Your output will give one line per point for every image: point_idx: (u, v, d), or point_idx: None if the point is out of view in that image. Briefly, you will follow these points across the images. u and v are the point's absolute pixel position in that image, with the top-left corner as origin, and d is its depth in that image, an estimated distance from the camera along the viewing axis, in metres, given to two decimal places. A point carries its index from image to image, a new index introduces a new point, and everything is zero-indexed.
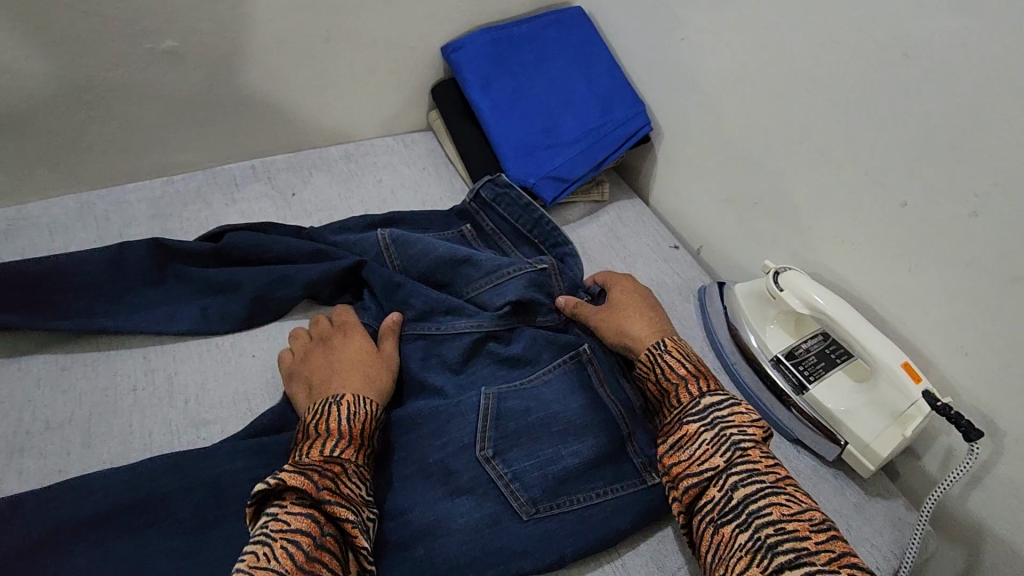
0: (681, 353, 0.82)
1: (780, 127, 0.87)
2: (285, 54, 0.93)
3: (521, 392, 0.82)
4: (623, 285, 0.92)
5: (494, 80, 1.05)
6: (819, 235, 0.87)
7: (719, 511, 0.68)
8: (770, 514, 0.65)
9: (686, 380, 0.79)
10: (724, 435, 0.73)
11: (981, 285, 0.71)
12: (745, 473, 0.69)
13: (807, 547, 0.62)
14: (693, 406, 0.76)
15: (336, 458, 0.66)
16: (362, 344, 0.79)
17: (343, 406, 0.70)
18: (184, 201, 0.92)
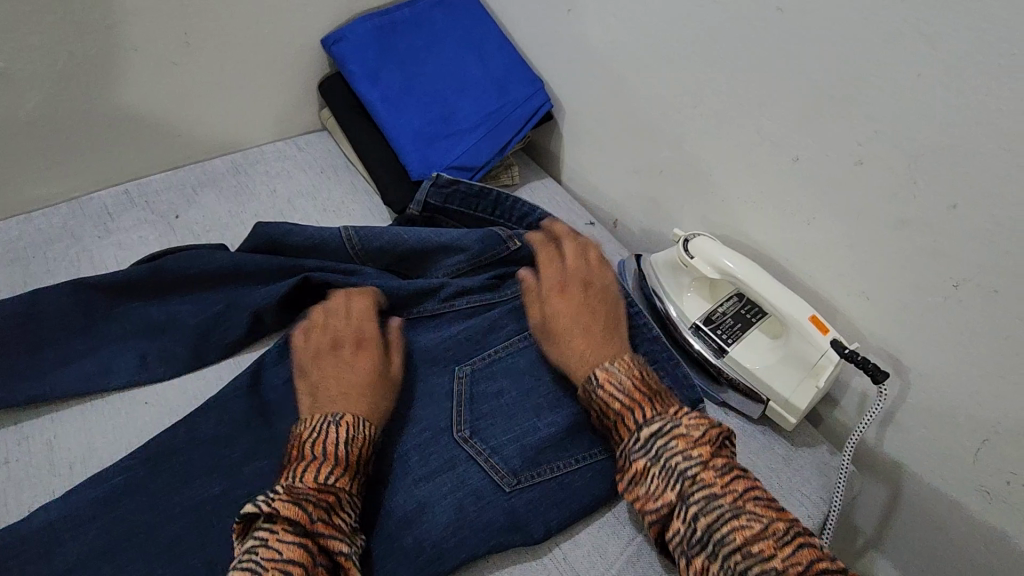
0: (614, 384, 0.68)
1: (667, 83, 0.82)
2: (140, 63, 0.87)
3: (493, 369, 0.77)
4: (568, 286, 0.79)
5: (381, 69, 0.98)
6: (722, 196, 0.82)
7: (686, 542, 0.58)
8: (734, 540, 0.56)
9: (625, 412, 0.66)
10: (670, 466, 0.61)
11: (871, 225, 0.67)
12: (704, 500, 0.58)
13: (777, 565, 0.54)
14: (632, 441, 0.64)
15: (331, 488, 0.58)
16: (354, 354, 0.73)
17: (339, 430, 0.63)
18: (50, 239, 0.88)
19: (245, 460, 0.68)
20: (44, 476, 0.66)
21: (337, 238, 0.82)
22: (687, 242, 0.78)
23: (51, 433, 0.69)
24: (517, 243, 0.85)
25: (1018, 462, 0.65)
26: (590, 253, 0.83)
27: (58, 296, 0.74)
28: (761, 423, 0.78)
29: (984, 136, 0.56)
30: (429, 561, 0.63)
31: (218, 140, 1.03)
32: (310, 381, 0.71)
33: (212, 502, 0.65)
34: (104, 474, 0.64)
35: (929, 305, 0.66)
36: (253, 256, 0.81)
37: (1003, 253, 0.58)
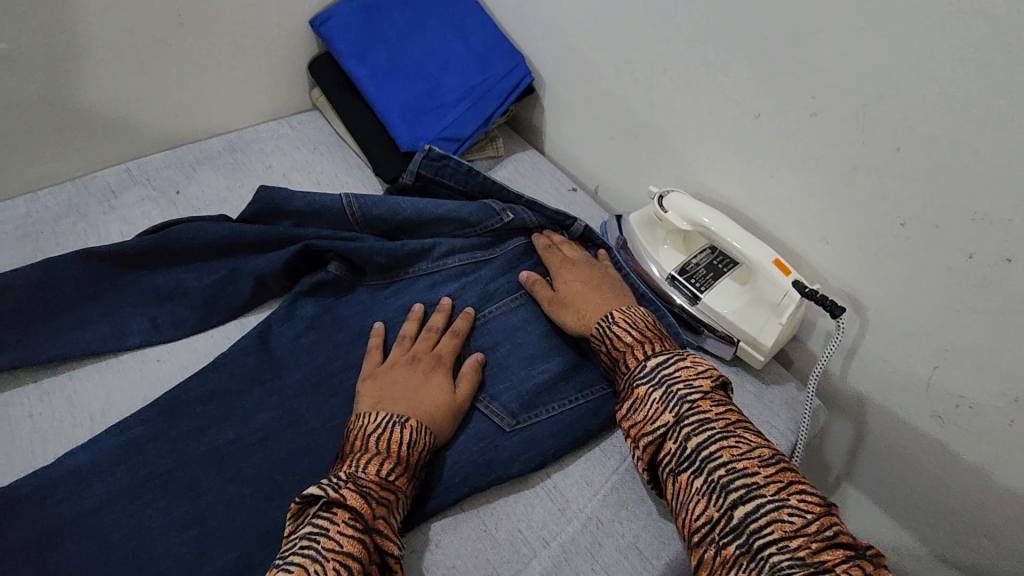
0: (629, 321, 0.74)
1: (639, 52, 0.87)
2: (136, 45, 0.92)
3: (488, 328, 0.82)
4: (573, 265, 0.84)
5: (369, 48, 1.02)
6: (693, 157, 0.87)
7: (677, 459, 0.64)
8: (721, 456, 0.62)
9: (636, 344, 0.72)
10: (670, 390, 0.67)
11: (828, 174, 0.73)
12: (696, 423, 0.64)
13: (756, 481, 0.59)
14: (639, 367, 0.70)
15: (391, 484, 0.62)
16: (431, 369, 0.73)
17: (406, 431, 0.65)
18: (57, 216, 0.92)
19: (256, 409, 0.73)
20: (68, 428, 0.71)
21: (336, 206, 0.86)
22: (662, 198, 0.84)
23: (71, 389, 0.74)
24: (507, 217, 0.88)
25: (964, 385, 0.71)
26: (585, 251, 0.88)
27: (69, 264, 0.79)
28: (734, 364, 0.84)
29: (918, 83, 0.62)
30: (429, 494, 0.68)
31: (213, 120, 1.07)
32: (377, 378, 0.73)
33: (227, 447, 0.70)
34: (125, 424, 0.69)
35: (881, 244, 0.71)
36: (253, 225, 0.86)
37: (942, 190, 0.64)
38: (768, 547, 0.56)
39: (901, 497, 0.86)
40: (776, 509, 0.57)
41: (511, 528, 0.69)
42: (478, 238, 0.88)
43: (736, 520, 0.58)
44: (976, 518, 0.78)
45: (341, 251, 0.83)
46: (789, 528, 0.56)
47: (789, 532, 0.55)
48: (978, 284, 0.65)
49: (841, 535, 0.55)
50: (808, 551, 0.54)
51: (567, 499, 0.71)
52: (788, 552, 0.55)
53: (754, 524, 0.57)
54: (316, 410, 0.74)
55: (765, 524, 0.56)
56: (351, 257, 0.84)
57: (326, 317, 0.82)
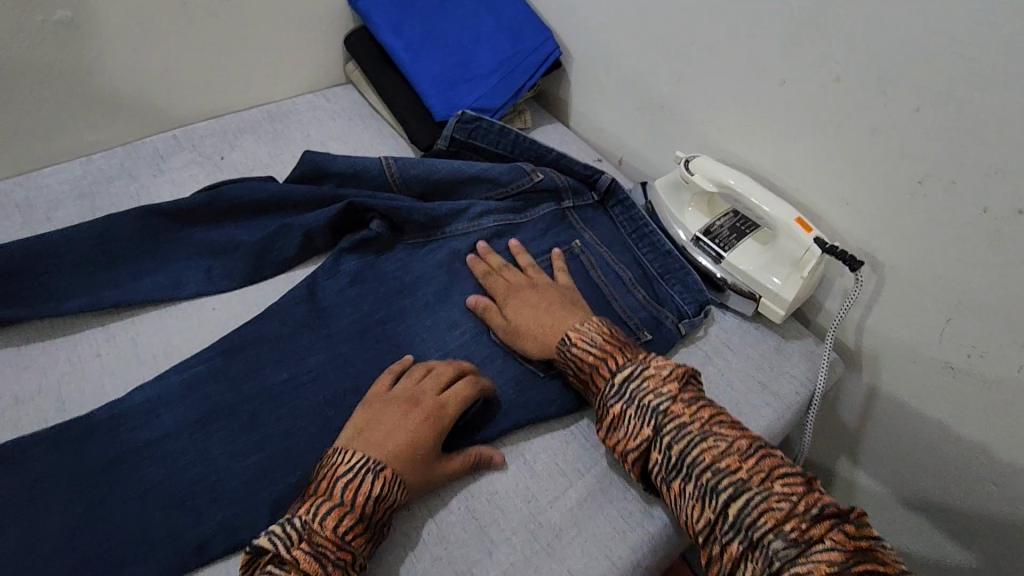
0: (587, 341, 0.73)
1: (667, 23, 0.91)
2: (186, 14, 0.97)
3: None
4: (518, 287, 0.82)
5: (405, 22, 1.06)
6: (717, 125, 0.92)
7: (665, 468, 0.65)
8: (704, 460, 0.62)
9: (600, 361, 0.71)
10: (642, 404, 0.67)
11: (847, 137, 0.77)
12: (675, 431, 0.64)
13: (741, 476, 0.61)
14: (607, 387, 0.69)
15: (348, 544, 0.59)
16: (427, 420, 0.67)
17: (377, 483, 0.61)
18: (110, 177, 0.97)
19: (307, 352, 0.78)
20: (133, 366, 0.76)
21: (376, 167, 0.91)
22: (688, 162, 0.88)
23: (134, 332, 0.79)
24: (538, 176, 0.93)
25: (975, 336, 0.75)
26: (529, 265, 0.85)
27: (130, 218, 0.84)
28: (755, 320, 0.88)
29: (936, 45, 0.66)
30: (471, 430, 0.73)
31: (255, 91, 1.11)
32: (363, 417, 0.68)
33: (282, 385, 0.75)
34: (188, 362, 0.75)
35: (897, 202, 0.76)
36: (300, 185, 0.91)
37: (956, 147, 0.68)
38: (764, 535, 0.57)
39: (910, 453, 0.90)
40: (765, 498, 0.59)
41: (546, 465, 0.73)
42: (509, 199, 0.92)
43: (732, 518, 0.59)
44: (983, 468, 0.81)
45: (383, 209, 0.88)
46: (782, 516, 0.57)
47: (780, 518, 0.57)
48: (989, 236, 0.69)
49: (826, 508, 0.58)
50: (800, 531, 0.56)
51: (600, 439, 0.76)
52: (785, 538, 0.56)
53: (747, 518, 0.58)
54: (363, 354, 0.79)
55: (758, 517, 0.58)
56: (392, 215, 0.88)
57: (369, 271, 0.86)
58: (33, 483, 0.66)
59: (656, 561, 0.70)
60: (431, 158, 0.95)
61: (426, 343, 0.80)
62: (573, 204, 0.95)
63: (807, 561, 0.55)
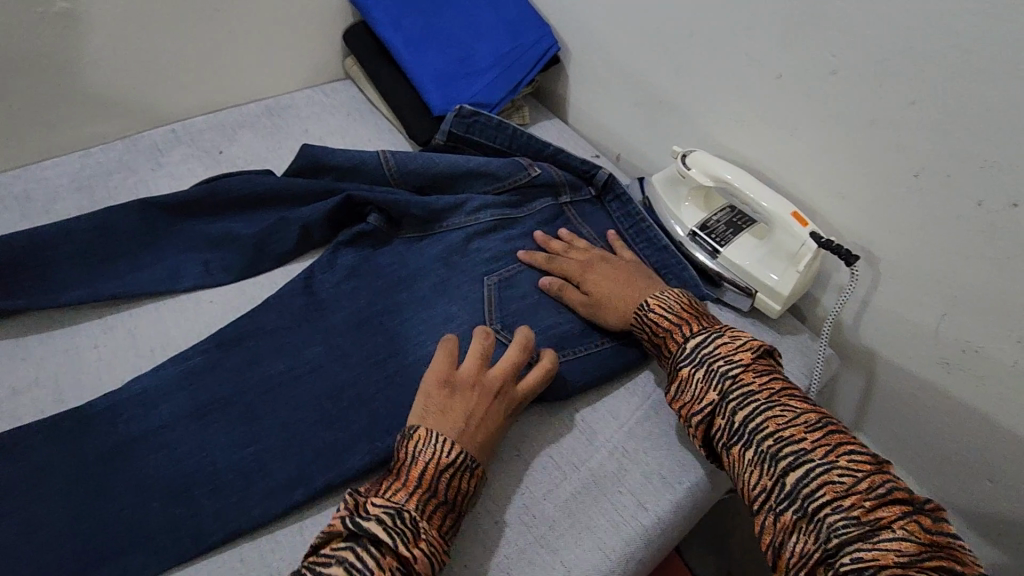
0: (664, 306, 0.76)
1: (666, 18, 0.91)
2: (185, 8, 0.97)
3: (518, 277, 0.86)
4: (592, 262, 0.85)
5: (404, 16, 1.07)
6: (715, 120, 0.92)
7: (728, 434, 0.66)
8: (767, 427, 0.63)
9: (675, 327, 0.74)
10: (712, 369, 0.69)
11: (844, 132, 0.78)
12: (741, 397, 0.66)
13: (804, 446, 0.61)
14: (680, 351, 0.72)
15: (447, 537, 0.61)
16: (506, 413, 0.70)
17: (470, 481, 0.64)
18: (110, 171, 0.97)
19: (303, 345, 0.78)
20: (132, 357, 0.77)
21: (375, 161, 0.92)
22: (685, 157, 0.88)
23: (131, 324, 0.80)
24: (535, 171, 0.93)
25: (971, 331, 0.75)
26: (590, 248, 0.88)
27: (128, 210, 0.84)
28: (751, 316, 0.89)
29: (933, 39, 0.66)
30: None
31: (254, 86, 1.12)
32: (440, 406, 0.67)
33: (279, 377, 0.75)
34: (185, 355, 0.75)
35: (893, 197, 0.76)
36: (298, 178, 0.91)
37: (952, 141, 0.68)
38: (822, 508, 0.57)
39: (908, 449, 0.90)
40: (827, 471, 0.59)
41: (542, 457, 0.73)
42: (507, 194, 0.93)
43: (789, 487, 0.59)
44: (980, 464, 0.82)
45: (380, 203, 0.88)
46: (840, 489, 0.57)
47: (840, 492, 0.57)
48: (985, 229, 0.69)
49: (894, 491, 0.56)
50: (861, 509, 0.56)
51: (595, 431, 0.76)
52: (843, 512, 0.56)
53: (806, 488, 0.59)
54: (359, 347, 0.79)
55: (817, 488, 0.58)
56: (390, 209, 0.88)
57: (366, 265, 0.87)
58: (30, 473, 0.66)
59: (652, 552, 0.70)
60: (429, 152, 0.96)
61: (423, 336, 0.80)
62: (570, 200, 0.96)
63: (871, 544, 0.54)
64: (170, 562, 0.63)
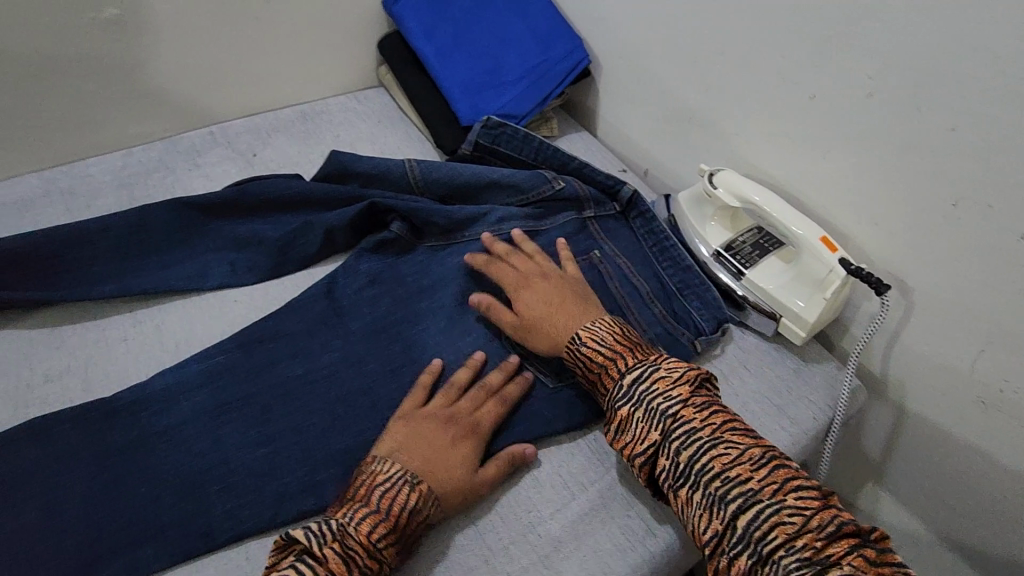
0: (597, 339, 0.73)
1: (700, 32, 0.90)
2: (228, 15, 1.00)
3: None
4: (529, 279, 0.82)
5: (437, 27, 1.08)
6: (745, 139, 0.90)
7: (673, 475, 0.63)
8: (713, 467, 0.61)
9: (610, 362, 0.71)
10: (652, 408, 0.66)
11: (879, 157, 0.75)
12: (684, 435, 0.63)
13: (751, 487, 0.59)
14: (616, 390, 0.69)
15: (378, 551, 0.59)
16: (466, 436, 0.69)
17: (413, 498, 0.62)
18: (149, 169, 1.01)
19: (321, 348, 0.79)
20: (158, 351, 0.79)
21: (400, 169, 0.93)
22: (712, 176, 0.87)
23: (159, 319, 0.82)
24: (560, 185, 0.93)
25: (1009, 368, 0.71)
26: (535, 253, 0.85)
27: (162, 210, 0.87)
28: (775, 341, 0.86)
29: (976, 63, 0.63)
30: None
31: (289, 91, 1.15)
32: (408, 422, 0.70)
33: (296, 379, 0.77)
34: (208, 353, 0.77)
35: (929, 225, 0.73)
36: (324, 183, 0.92)
37: (993, 170, 0.65)
38: (776, 551, 0.56)
39: (937, 489, 0.86)
40: (777, 511, 0.57)
41: (550, 475, 0.73)
42: (530, 207, 0.93)
43: (740, 530, 0.58)
44: (1016, 510, 0.77)
45: (403, 211, 0.89)
46: (792, 529, 0.56)
47: (792, 533, 0.55)
48: None
49: (845, 526, 0.55)
50: (815, 549, 0.54)
51: (605, 451, 0.75)
52: (795, 553, 0.55)
53: (757, 531, 0.57)
54: (375, 354, 0.80)
55: (769, 530, 0.56)
56: (413, 218, 0.89)
57: (386, 272, 0.87)
58: (55, 460, 0.69)
59: None
60: (455, 163, 0.96)
61: (439, 345, 0.81)
62: (595, 214, 0.95)
63: None
64: (182, 554, 0.65)
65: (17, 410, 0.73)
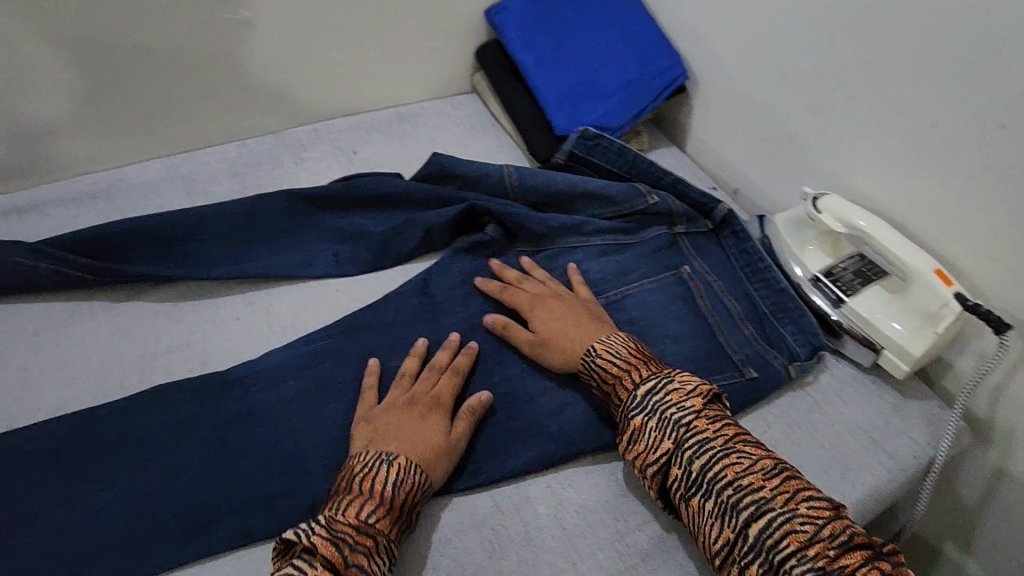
0: (612, 351, 0.73)
1: (808, 53, 0.89)
2: (344, 19, 1.06)
3: (625, 302, 0.87)
4: (547, 298, 0.82)
5: (537, 37, 1.10)
6: (851, 164, 0.88)
7: (685, 485, 0.64)
8: (725, 476, 0.61)
9: (624, 374, 0.71)
10: (663, 417, 0.66)
11: (1006, 189, 0.72)
12: (696, 445, 0.64)
13: (763, 495, 0.59)
14: (629, 400, 0.69)
15: (369, 527, 0.59)
16: (431, 411, 0.71)
17: (393, 471, 0.64)
18: (259, 161, 1.08)
19: (417, 342, 0.82)
20: (267, 332, 0.84)
21: (498, 174, 0.95)
22: (816, 199, 0.85)
23: (268, 302, 0.87)
24: (654, 199, 0.93)
25: None
26: (546, 279, 0.87)
27: (276, 200, 0.93)
28: (872, 373, 0.83)
29: None
30: (566, 440, 0.74)
31: (389, 93, 1.20)
32: (371, 422, 0.71)
33: (392, 369, 0.80)
34: (314, 337, 0.81)
35: None
36: (424, 184, 0.96)
37: None
38: (788, 560, 0.56)
39: None
40: (789, 520, 0.57)
41: (636, 487, 0.73)
42: (622, 219, 0.94)
43: (751, 539, 0.58)
44: None
45: (500, 214, 0.91)
46: (804, 538, 0.56)
47: (804, 542, 0.56)
48: None
49: (856, 536, 0.56)
50: (825, 558, 0.55)
51: None
52: (808, 562, 0.55)
53: (768, 540, 0.57)
54: None
55: (780, 539, 0.57)
56: (508, 221, 0.92)
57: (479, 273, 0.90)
58: (175, 424, 0.74)
59: None
60: (549, 170, 0.98)
61: None
62: (685, 230, 0.95)
63: None
64: (285, 525, 0.68)
65: (142, 375, 0.79)
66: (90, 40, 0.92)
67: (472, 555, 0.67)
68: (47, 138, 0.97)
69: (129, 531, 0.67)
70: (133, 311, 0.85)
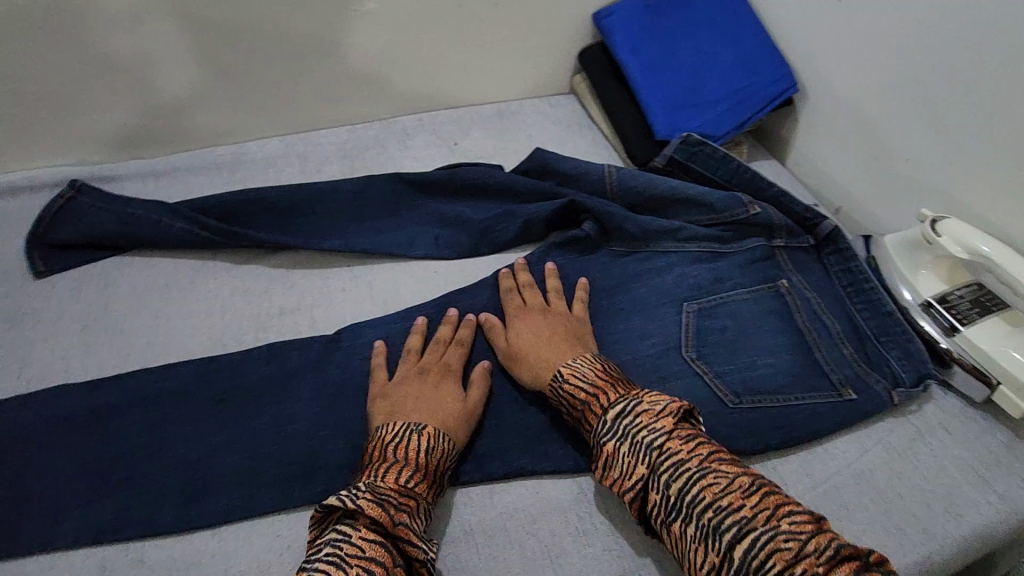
0: (578, 376, 0.71)
1: (938, 72, 0.85)
2: (459, 15, 1.11)
3: (719, 310, 0.86)
4: (527, 311, 0.83)
5: (644, 42, 1.11)
6: (978, 190, 0.84)
7: (665, 510, 0.60)
8: (705, 497, 0.58)
9: (592, 399, 0.69)
10: (636, 441, 0.63)
11: None
12: (672, 467, 0.60)
13: (744, 514, 0.55)
14: (599, 424, 0.66)
15: (410, 490, 0.62)
16: (444, 380, 0.76)
17: (423, 438, 0.67)
18: (367, 146, 1.14)
19: None
20: (369, 305, 0.89)
21: (598, 173, 0.97)
22: (935, 223, 0.81)
23: (371, 277, 0.92)
24: (756, 210, 0.91)
25: None
26: (553, 291, 0.86)
27: (385, 183, 0.98)
28: (981, 409, 0.79)
29: None
30: None
31: (492, 90, 1.24)
32: (389, 396, 0.74)
33: (486, 351, 0.82)
34: (413, 313, 0.85)
35: None
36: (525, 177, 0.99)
37: None
38: None
39: None
40: (772, 538, 0.53)
41: None
42: (721, 227, 0.93)
43: (736, 562, 0.53)
44: None
45: (597, 212, 0.93)
46: (790, 555, 0.52)
47: (791, 560, 0.51)
48: None
49: (841, 549, 0.52)
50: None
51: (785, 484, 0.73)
52: None
53: (754, 562, 0.53)
54: None
55: (765, 559, 0.52)
56: (605, 220, 0.93)
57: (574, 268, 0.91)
58: (285, 381, 0.79)
59: None
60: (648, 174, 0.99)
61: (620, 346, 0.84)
62: (784, 244, 0.93)
63: None
64: None
65: (256, 333, 0.85)
66: (231, 25, 0.99)
67: (559, 538, 0.68)
68: (185, 112, 1.06)
69: (240, 471, 0.72)
70: (251, 273, 0.91)
